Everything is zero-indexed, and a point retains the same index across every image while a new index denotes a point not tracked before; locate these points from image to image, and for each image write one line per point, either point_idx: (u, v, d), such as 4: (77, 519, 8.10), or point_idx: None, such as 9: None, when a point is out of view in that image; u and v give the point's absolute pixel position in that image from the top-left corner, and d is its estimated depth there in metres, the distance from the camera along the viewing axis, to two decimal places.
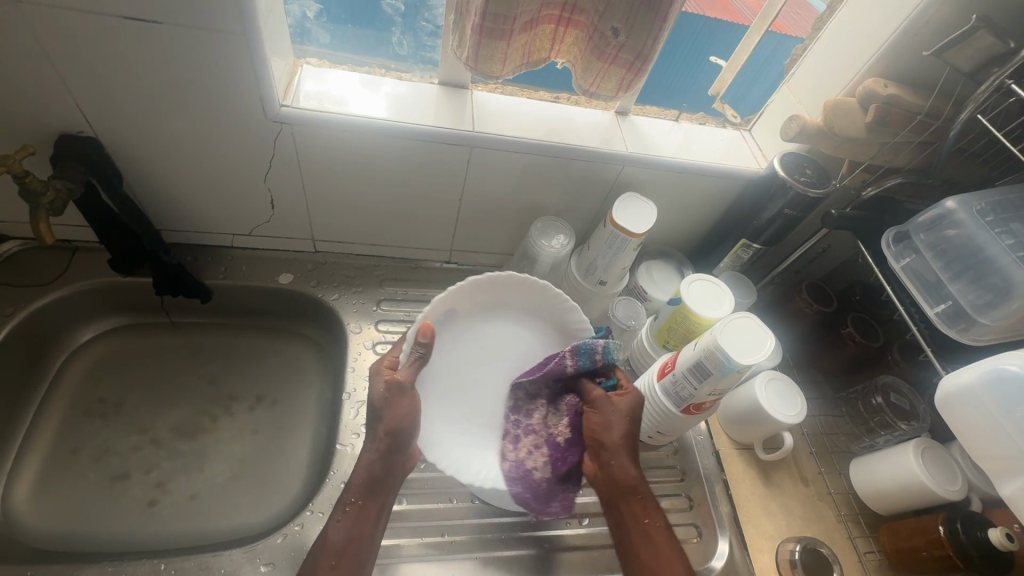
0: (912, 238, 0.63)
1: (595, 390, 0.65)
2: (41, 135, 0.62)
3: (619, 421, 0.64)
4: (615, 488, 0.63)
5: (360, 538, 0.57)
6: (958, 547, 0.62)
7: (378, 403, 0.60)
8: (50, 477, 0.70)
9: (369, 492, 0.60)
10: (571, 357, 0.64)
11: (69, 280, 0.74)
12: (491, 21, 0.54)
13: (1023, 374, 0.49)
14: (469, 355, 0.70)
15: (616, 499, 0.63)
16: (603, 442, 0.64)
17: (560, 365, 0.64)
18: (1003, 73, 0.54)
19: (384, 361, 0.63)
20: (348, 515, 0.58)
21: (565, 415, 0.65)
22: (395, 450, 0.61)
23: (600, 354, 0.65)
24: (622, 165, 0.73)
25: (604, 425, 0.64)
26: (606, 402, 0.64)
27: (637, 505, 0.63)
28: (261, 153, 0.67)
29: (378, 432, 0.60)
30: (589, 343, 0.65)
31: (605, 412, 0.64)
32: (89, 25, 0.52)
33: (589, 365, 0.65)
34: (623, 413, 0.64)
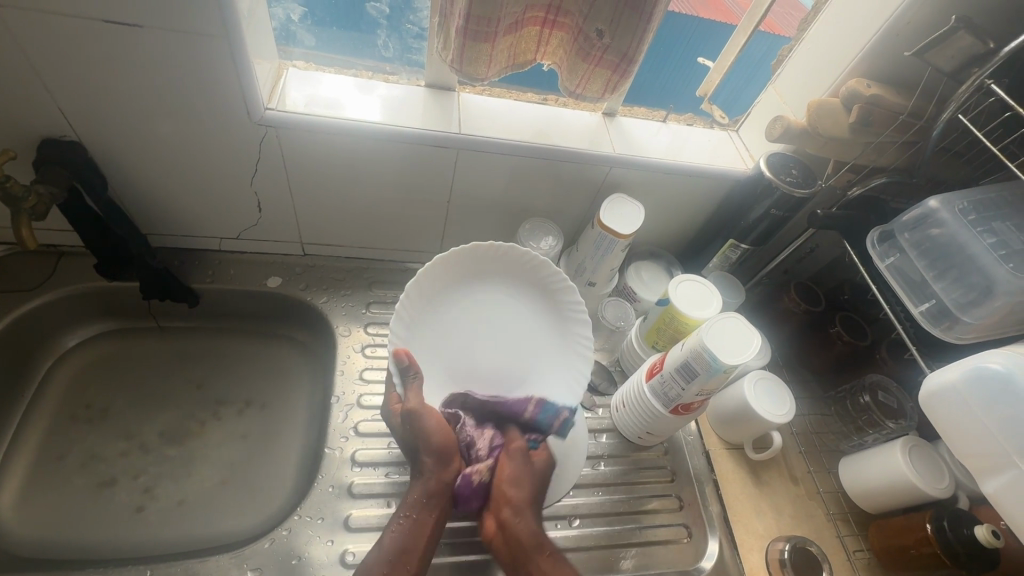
0: (896, 238, 0.63)
1: (518, 441, 0.65)
2: (23, 139, 0.61)
3: (525, 477, 0.63)
4: (517, 549, 0.60)
5: (415, 550, 0.57)
6: (945, 544, 0.63)
7: (405, 435, 0.62)
8: (35, 484, 0.69)
9: (424, 506, 0.60)
10: (534, 404, 0.67)
11: (54, 285, 0.74)
12: (474, 24, 0.54)
13: (1004, 371, 0.50)
14: (464, 336, 0.70)
15: (520, 560, 0.59)
16: (508, 496, 0.61)
17: (519, 407, 0.66)
18: (983, 73, 0.54)
19: (391, 400, 0.65)
20: (401, 527, 0.58)
21: (488, 452, 0.64)
22: (446, 463, 0.62)
23: (560, 421, 0.67)
24: (610, 166, 0.73)
25: (513, 479, 0.62)
26: (524, 456, 0.64)
27: (542, 562, 0.59)
28: (247, 156, 0.67)
29: (423, 453, 0.61)
30: (556, 405, 0.67)
31: (518, 466, 0.63)
32: (69, 29, 0.52)
33: (545, 423, 0.66)
34: (535, 472, 0.64)
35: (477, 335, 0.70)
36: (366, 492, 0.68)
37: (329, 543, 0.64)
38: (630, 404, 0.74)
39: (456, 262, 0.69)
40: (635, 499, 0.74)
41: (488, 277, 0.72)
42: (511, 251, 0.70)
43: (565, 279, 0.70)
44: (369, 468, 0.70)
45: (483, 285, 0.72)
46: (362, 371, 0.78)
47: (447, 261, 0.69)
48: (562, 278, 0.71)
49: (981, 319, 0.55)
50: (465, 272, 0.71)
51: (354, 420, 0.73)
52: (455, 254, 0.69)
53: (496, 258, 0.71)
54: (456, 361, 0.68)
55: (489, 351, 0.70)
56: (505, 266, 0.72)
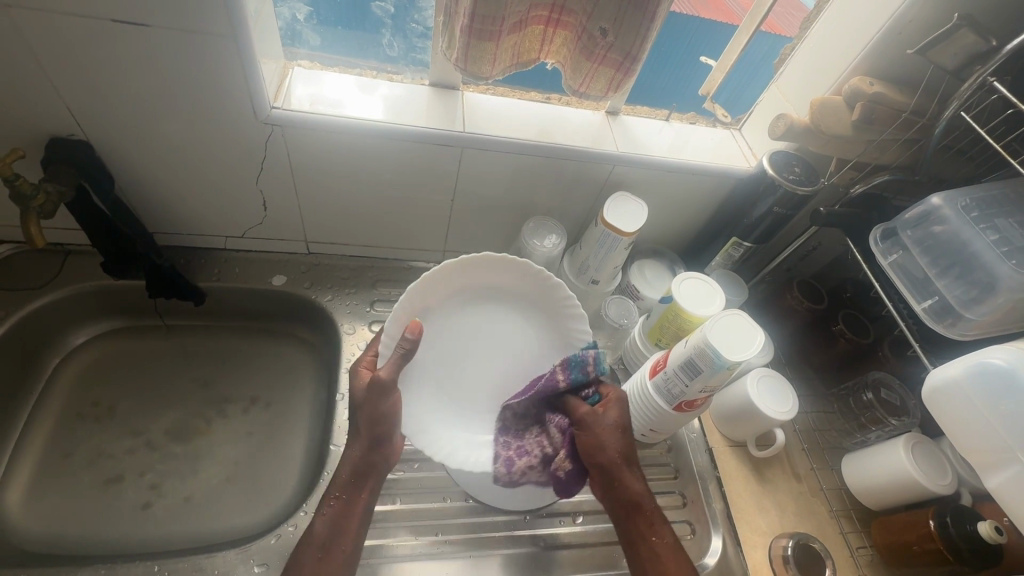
0: (899, 235, 0.63)
1: (582, 406, 0.64)
2: (31, 138, 0.62)
3: (607, 439, 0.62)
4: (619, 506, 0.62)
5: (344, 531, 0.58)
6: (947, 540, 0.63)
7: (360, 401, 0.60)
8: (43, 481, 0.69)
9: (352, 487, 0.60)
10: (562, 371, 0.65)
11: (61, 284, 0.74)
12: (479, 23, 0.54)
13: (1007, 367, 0.50)
14: (459, 347, 0.70)
15: (625, 517, 0.62)
16: (599, 462, 0.62)
17: (552, 379, 0.65)
18: (986, 70, 0.55)
19: (363, 362, 0.63)
20: (330, 509, 0.59)
21: (560, 437, 0.63)
22: (379, 445, 0.61)
23: (591, 365, 0.65)
24: (613, 165, 0.73)
25: (597, 445, 0.62)
26: (594, 420, 0.63)
27: (641, 523, 0.61)
28: (253, 155, 0.67)
29: (361, 430, 0.61)
30: (579, 356, 0.66)
31: (594, 432, 0.63)
32: (78, 29, 0.52)
33: (580, 378, 0.65)
34: (613, 430, 0.63)
35: (472, 342, 0.70)
36: None
37: None
38: (632, 399, 0.74)
39: (452, 272, 0.69)
40: None
41: (489, 286, 0.72)
42: (508, 261, 0.70)
43: (564, 291, 0.70)
44: None
45: (481, 293, 0.72)
46: None
47: (449, 269, 0.68)
48: (567, 294, 0.70)
49: (984, 317, 0.55)
50: (466, 280, 0.70)
51: None
52: (458, 264, 0.68)
53: (494, 269, 0.71)
54: (448, 361, 0.69)
55: (486, 361, 0.70)
56: (501, 277, 0.71)
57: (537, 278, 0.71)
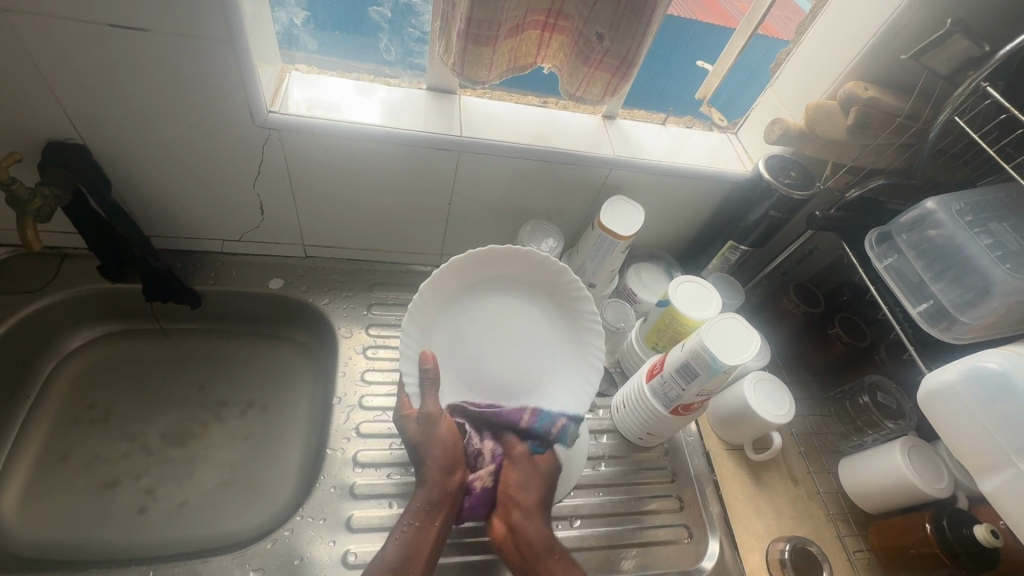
0: (894, 239, 0.63)
1: (523, 446, 0.68)
2: (28, 142, 0.62)
3: (532, 480, 0.66)
4: (527, 551, 0.62)
5: (417, 556, 0.58)
6: (943, 543, 0.63)
7: (417, 441, 0.64)
8: (38, 486, 0.69)
9: (426, 514, 0.61)
10: (530, 413, 0.69)
11: (57, 288, 0.74)
12: (476, 28, 0.55)
13: (1001, 371, 0.50)
14: (477, 338, 0.70)
15: (530, 562, 0.61)
16: (516, 500, 0.65)
17: (517, 416, 0.68)
18: (979, 76, 0.55)
19: (402, 405, 0.65)
20: (404, 534, 0.60)
21: (490, 459, 0.67)
22: (451, 473, 0.64)
23: (557, 428, 0.68)
24: (610, 168, 0.74)
25: (521, 484, 0.65)
26: (527, 461, 0.67)
27: (554, 564, 0.61)
28: (249, 158, 0.67)
29: (427, 461, 0.63)
30: (552, 413, 0.69)
31: (523, 470, 0.66)
32: (76, 34, 0.52)
33: (543, 432, 0.68)
34: (541, 474, 0.66)
35: (486, 339, 0.70)
36: (367, 493, 0.68)
37: (331, 543, 0.64)
38: (631, 404, 0.74)
39: (447, 276, 0.68)
40: (636, 499, 0.74)
41: (491, 276, 0.71)
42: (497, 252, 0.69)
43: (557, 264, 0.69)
44: (371, 469, 0.70)
45: (494, 288, 0.71)
46: (363, 372, 0.78)
47: (449, 270, 0.67)
48: (578, 289, 0.70)
49: (978, 320, 0.56)
50: (472, 277, 0.70)
51: (356, 421, 0.74)
52: (452, 266, 0.67)
53: (487, 260, 0.69)
54: (465, 364, 0.69)
55: (502, 348, 0.70)
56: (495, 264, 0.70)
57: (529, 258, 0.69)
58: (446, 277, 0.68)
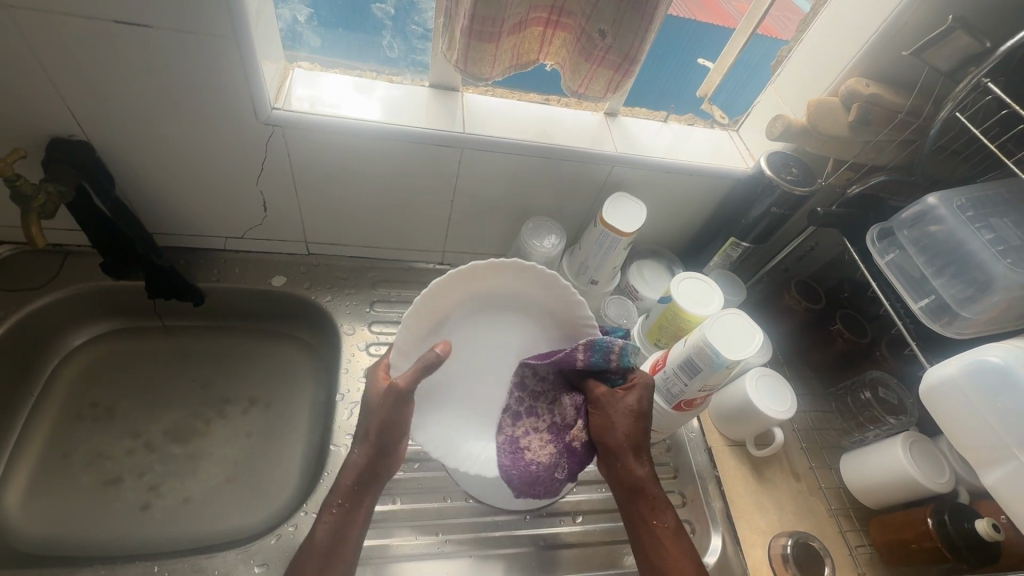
0: (896, 235, 0.64)
1: (601, 386, 0.66)
2: (31, 139, 0.62)
3: (620, 421, 0.64)
4: (621, 488, 0.64)
5: (346, 539, 0.59)
6: (946, 538, 0.63)
7: (371, 403, 0.60)
8: (42, 482, 0.69)
9: (354, 494, 0.60)
10: (582, 352, 0.65)
11: (60, 285, 0.74)
12: (479, 24, 0.55)
13: (1003, 365, 0.50)
14: (470, 352, 0.69)
15: (625, 499, 0.64)
16: (607, 442, 0.64)
17: (572, 357, 0.65)
18: (980, 71, 0.55)
19: (377, 367, 0.62)
20: (332, 517, 0.59)
21: (575, 411, 0.66)
22: (381, 455, 0.61)
23: (615, 353, 0.65)
24: (612, 165, 0.74)
25: (606, 426, 0.64)
26: (610, 402, 0.65)
27: (644, 505, 0.63)
28: (252, 155, 0.67)
29: (367, 436, 0.60)
30: (606, 341, 0.65)
31: (607, 412, 0.65)
32: (80, 30, 0.52)
33: (602, 362, 0.65)
34: (629, 413, 0.64)
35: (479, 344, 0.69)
36: None
37: None
38: None
39: (444, 291, 0.64)
40: None
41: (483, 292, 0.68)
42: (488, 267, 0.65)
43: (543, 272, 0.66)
44: None
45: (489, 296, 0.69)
46: (366, 369, 0.78)
47: (446, 286, 0.64)
48: (570, 291, 0.68)
49: (979, 315, 0.56)
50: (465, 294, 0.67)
51: (359, 418, 0.74)
52: (447, 282, 0.64)
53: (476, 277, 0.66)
54: (457, 371, 0.68)
55: (494, 362, 0.70)
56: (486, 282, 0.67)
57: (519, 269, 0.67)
58: (442, 293, 0.64)
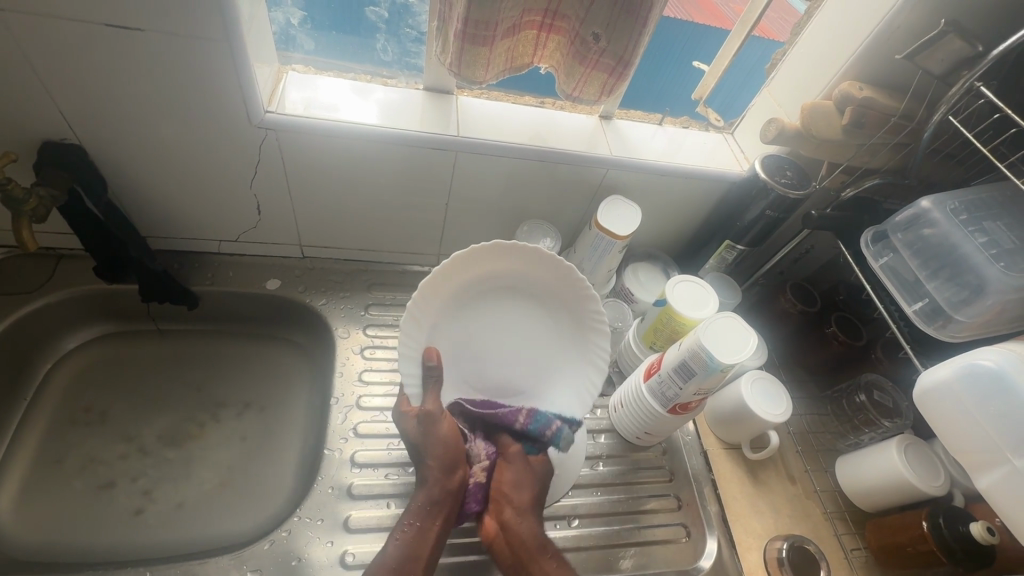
0: (889, 238, 0.64)
1: (513, 445, 0.66)
2: (23, 142, 0.62)
3: (527, 479, 0.64)
4: (520, 549, 0.61)
5: (418, 557, 0.57)
6: (940, 540, 0.63)
7: (417, 440, 0.62)
8: (33, 488, 0.69)
9: (426, 514, 0.60)
10: (524, 415, 0.67)
11: (52, 289, 0.74)
12: (472, 28, 0.55)
13: (996, 369, 0.50)
14: (483, 348, 0.69)
15: (523, 562, 0.60)
16: (511, 499, 0.63)
17: (512, 416, 0.67)
18: (973, 75, 0.55)
19: (401, 403, 0.66)
20: (404, 534, 0.58)
21: (484, 459, 0.65)
22: (451, 471, 0.62)
23: (553, 431, 0.66)
24: (607, 168, 0.74)
25: (514, 483, 0.64)
26: (522, 461, 0.65)
27: (548, 563, 0.60)
28: (247, 159, 0.67)
29: (428, 460, 0.62)
30: (546, 415, 0.67)
31: (516, 470, 0.65)
32: (71, 33, 0.52)
33: (537, 432, 0.66)
34: (537, 476, 0.65)
35: (492, 345, 0.69)
36: (365, 494, 0.68)
37: (329, 544, 0.64)
38: (630, 404, 0.74)
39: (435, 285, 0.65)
40: (634, 499, 0.75)
41: (483, 281, 0.69)
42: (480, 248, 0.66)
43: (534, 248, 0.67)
44: (369, 470, 0.70)
45: (502, 287, 0.70)
46: (361, 372, 0.78)
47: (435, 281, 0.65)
48: (569, 270, 0.68)
49: (974, 318, 0.56)
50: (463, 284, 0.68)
51: (353, 422, 0.73)
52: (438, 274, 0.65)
53: (472, 261, 0.67)
54: (471, 368, 0.68)
55: (507, 357, 0.69)
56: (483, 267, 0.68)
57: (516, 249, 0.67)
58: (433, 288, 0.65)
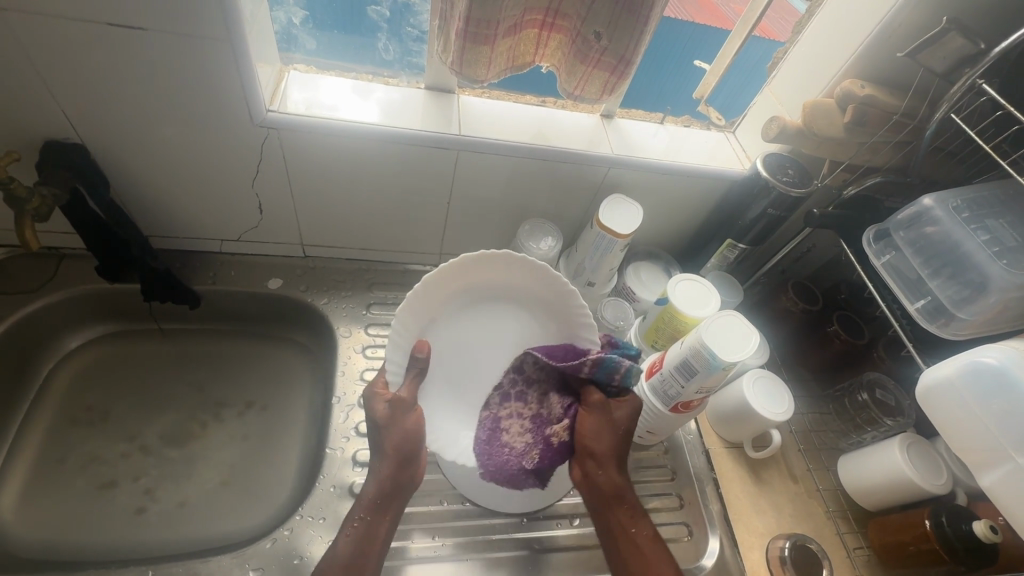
0: (892, 236, 0.64)
1: (596, 395, 0.63)
2: (26, 142, 0.62)
3: (608, 430, 0.62)
4: (600, 497, 0.62)
5: (368, 553, 0.57)
6: (943, 539, 0.63)
7: (381, 422, 0.60)
8: (36, 487, 0.69)
9: (377, 508, 0.58)
10: (591, 365, 0.62)
11: (54, 288, 0.74)
12: (474, 27, 0.55)
13: (1000, 367, 0.50)
14: (466, 349, 0.71)
15: (603, 508, 0.62)
16: (592, 451, 0.62)
17: (577, 366, 0.62)
18: (974, 73, 0.55)
19: (376, 385, 0.63)
20: (354, 530, 0.57)
21: (562, 411, 0.63)
22: (405, 465, 0.60)
23: (621, 374, 0.62)
24: (608, 167, 0.74)
25: (596, 434, 0.62)
26: (603, 411, 0.62)
27: (624, 513, 0.61)
28: (248, 158, 0.67)
29: (386, 449, 0.59)
30: (613, 360, 0.62)
31: (598, 420, 0.62)
32: (73, 32, 0.52)
33: (606, 379, 0.62)
34: (618, 424, 0.62)
35: (473, 342, 0.71)
36: None
37: (331, 542, 0.64)
38: None
39: (428, 288, 0.67)
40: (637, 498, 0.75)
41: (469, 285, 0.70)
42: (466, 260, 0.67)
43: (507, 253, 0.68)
44: None
45: (485, 293, 0.72)
46: (363, 371, 0.78)
47: (428, 286, 0.66)
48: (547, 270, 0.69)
49: (976, 316, 0.56)
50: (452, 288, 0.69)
51: (355, 421, 0.73)
52: (433, 279, 0.66)
53: (456, 271, 0.68)
54: (455, 368, 0.70)
55: (489, 357, 0.71)
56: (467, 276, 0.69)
57: (492, 259, 0.68)
58: (427, 290, 0.67)
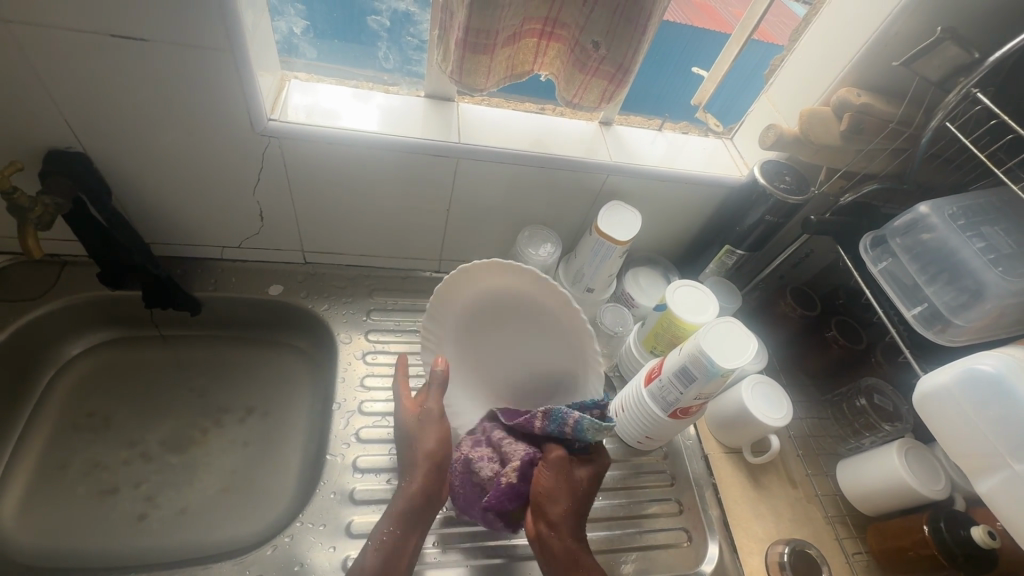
0: (888, 242, 0.64)
1: (556, 449, 0.63)
2: (29, 151, 0.62)
3: (563, 490, 0.61)
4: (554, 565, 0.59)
5: (395, 568, 0.57)
6: (941, 545, 0.64)
7: (411, 431, 0.65)
8: (37, 494, 0.69)
9: (405, 524, 0.59)
10: (541, 418, 0.63)
11: (57, 295, 0.74)
12: (473, 37, 0.55)
13: (996, 373, 0.50)
14: (510, 350, 0.74)
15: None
16: (546, 512, 0.60)
17: (531, 421, 0.64)
18: (968, 82, 0.56)
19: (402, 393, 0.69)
20: (382, 544, 0.57)
21: (522, 457, 0.63)
22: (434, 478, 0.62)
23: (571, 425, 0.62)
24: (607, 174, 0.74)
25: (549, 493, 0.61)
26: (559, 467, 0.62)
27: None
28: (250, 166, 0.68)
29: (418, 457, 0.63)
30: (562, 411, 0.62)
31: (553, 477, 0.61)
32: (77, 43, 0.53)
33: (559, 432, 0.63)
34: (573, 480, 0.62)
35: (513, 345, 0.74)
36: (367, 499, 0.68)
37: (331, 549, 0.64)
38: (630, 408, 0.74)
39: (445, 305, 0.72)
40: (636, 503, 0.75)
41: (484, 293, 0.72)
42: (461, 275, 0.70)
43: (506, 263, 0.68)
44: (371, 475, 0.70)
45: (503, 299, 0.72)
46: (363, 377, 0.78)
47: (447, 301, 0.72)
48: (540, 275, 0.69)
49: (973, 322, 0.56)
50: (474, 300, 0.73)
51: (355, 427, 0.74)
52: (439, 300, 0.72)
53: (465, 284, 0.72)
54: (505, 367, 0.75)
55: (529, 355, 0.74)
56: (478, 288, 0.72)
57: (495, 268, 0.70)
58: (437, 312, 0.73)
